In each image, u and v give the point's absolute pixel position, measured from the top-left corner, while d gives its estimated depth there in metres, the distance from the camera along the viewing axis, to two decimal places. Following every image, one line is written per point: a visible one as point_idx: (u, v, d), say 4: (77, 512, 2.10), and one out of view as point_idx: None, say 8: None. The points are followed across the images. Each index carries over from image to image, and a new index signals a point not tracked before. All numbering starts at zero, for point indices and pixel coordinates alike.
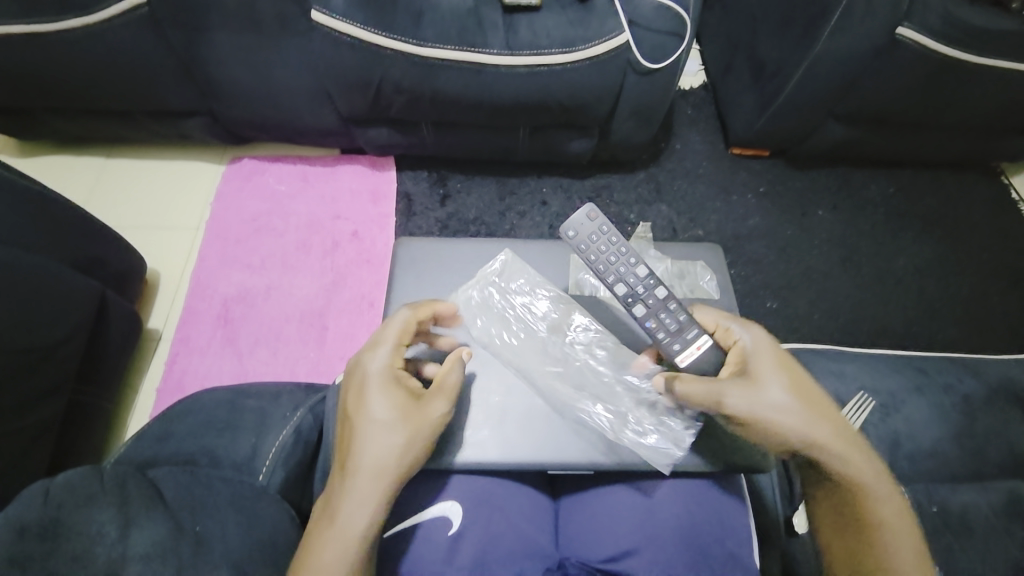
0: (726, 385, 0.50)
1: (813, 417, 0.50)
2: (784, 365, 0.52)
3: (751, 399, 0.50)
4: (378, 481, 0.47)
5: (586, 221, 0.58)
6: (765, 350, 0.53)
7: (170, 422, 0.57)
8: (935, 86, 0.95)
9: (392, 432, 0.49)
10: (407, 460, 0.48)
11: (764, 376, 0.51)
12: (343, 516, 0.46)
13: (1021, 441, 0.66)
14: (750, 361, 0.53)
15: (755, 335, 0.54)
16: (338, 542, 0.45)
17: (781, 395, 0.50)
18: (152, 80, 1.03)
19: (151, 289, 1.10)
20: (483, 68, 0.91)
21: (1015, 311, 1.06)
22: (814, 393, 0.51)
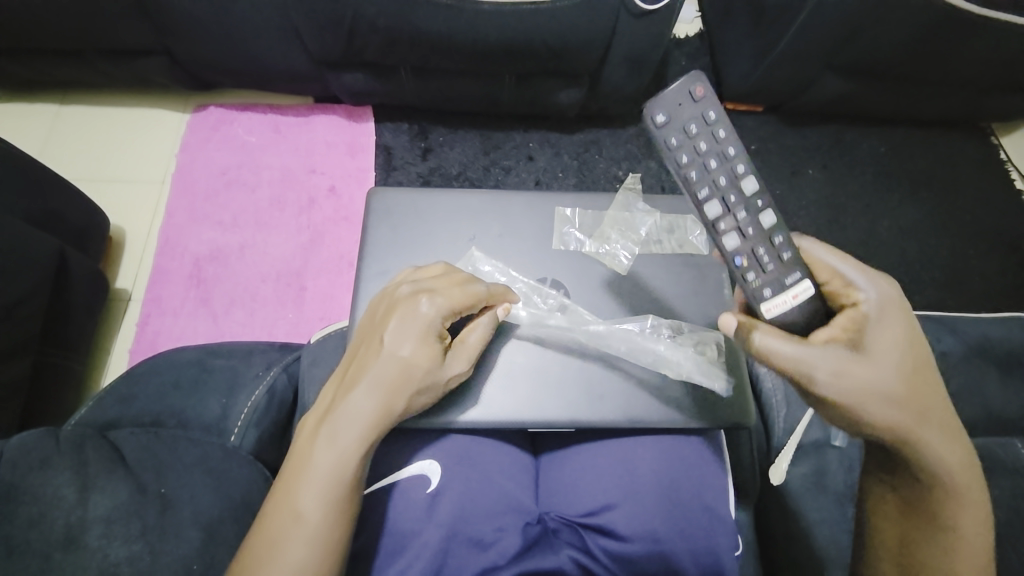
0: (826, 356, 0.43)
1: (922, 400, 0.44)
2: (903, 340, 0.44)
3: (857, 373, 0.43)
4: (375, 412, 0.46)
5: (686, 99, 0.50)
6: (886, 318, 0.45)
7: (135, 383, 0.54)
8: (939, 36, 0.91)
9: (389, 364, 0.47)
10: (405, 391, 0.47)
11: (878, 354, 0.44)
12: (332, 447, 0.44)
13: (992, 398, 0.67)
14: (865, 330, 0.45)
15: (881, 297, 0.45)
16: (328, 471, 0.44)
17: (891, 376, 0.43)
18: (100, 14, 0.94)
19: (115, 247, 1.04)
20: (464, 6, 0.84)
21: (994, 273, 1.07)
22: (928, 375, 0.44)
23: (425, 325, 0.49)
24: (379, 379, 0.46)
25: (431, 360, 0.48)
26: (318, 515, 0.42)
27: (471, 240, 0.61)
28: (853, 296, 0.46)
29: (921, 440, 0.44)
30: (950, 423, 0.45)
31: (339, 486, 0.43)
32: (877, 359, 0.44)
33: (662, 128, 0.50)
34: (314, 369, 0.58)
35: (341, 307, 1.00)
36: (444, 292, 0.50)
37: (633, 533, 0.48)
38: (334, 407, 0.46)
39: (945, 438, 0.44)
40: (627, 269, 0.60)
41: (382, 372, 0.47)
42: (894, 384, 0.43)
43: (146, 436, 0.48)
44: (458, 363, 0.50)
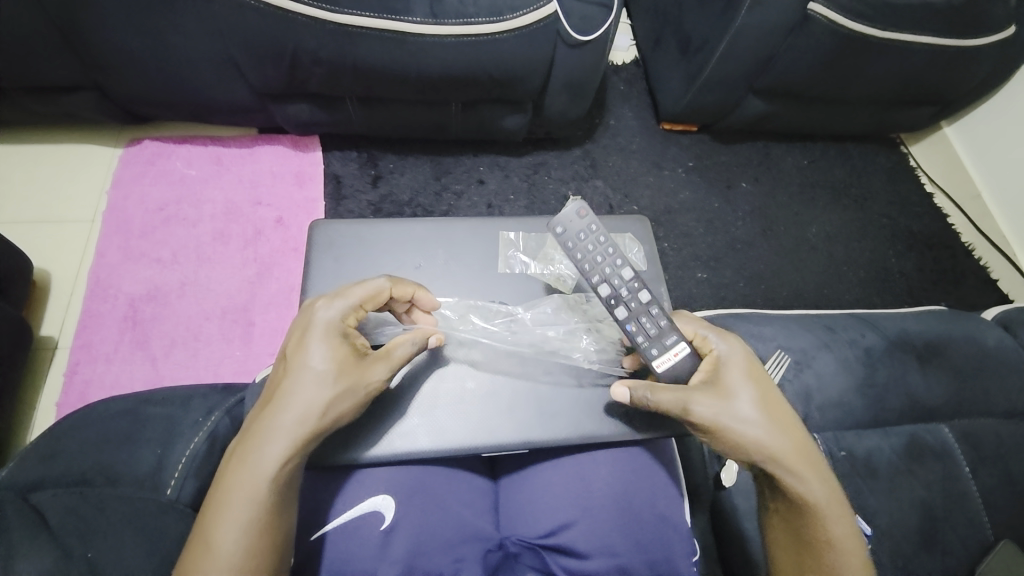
0: (692, 393, 0.50)
1: (780, 431, 0.49)
2: (754, 380, 0.51)
3: (717, 408, 0.49)
4: (293, 424, 0.44)
5: (575, 217, 0.58)
6: (740, 361, 0.52)
7: (58, 439, 0.50)
8: (842, 61, 1.01)
9: (303, 373, 0.46)
10: (323, 396, 0.45)
11: (733, 388, 0.50)
12: (247, 467, 0.42)
13: (914, 388, 0.73)
14: (722, 371, 0.52)
15: (731, 346, 0.53)
16: (245, 493, 0.41)
17: (747, 407, 0.49)
18: (19, 49, 0.89)
19: (39, 292, 0.97)
20: (407, 38, 0.85)
21: (911, 270, 1.17)
22: (779, 409, 0.50)
23: (332, 327, 0.48)
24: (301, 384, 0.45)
25: (347, 364, 0.47)
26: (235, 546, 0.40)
27: (417, 268, 0.62)
28: (711, 347, 0.54)
29: (787, 469, 0.48)
30: (807, 448, 0.49)
31: (258, 510, 0.41)
32: (733, 394, 0.50)
33: (563, 236, 0.58)
34: None
35: None
36: (348, 295, 0.50)
37: (592, 550, 0.49)
38: (252, 428, 0.44)
39: (805, 463, 0.48)
40: (572, 288, 0.62)
41: (299, 396, 0.45)
42: (753, 416, 0.49)
43: (73, 496, 0.44)
44: (378, 368, 0.49)
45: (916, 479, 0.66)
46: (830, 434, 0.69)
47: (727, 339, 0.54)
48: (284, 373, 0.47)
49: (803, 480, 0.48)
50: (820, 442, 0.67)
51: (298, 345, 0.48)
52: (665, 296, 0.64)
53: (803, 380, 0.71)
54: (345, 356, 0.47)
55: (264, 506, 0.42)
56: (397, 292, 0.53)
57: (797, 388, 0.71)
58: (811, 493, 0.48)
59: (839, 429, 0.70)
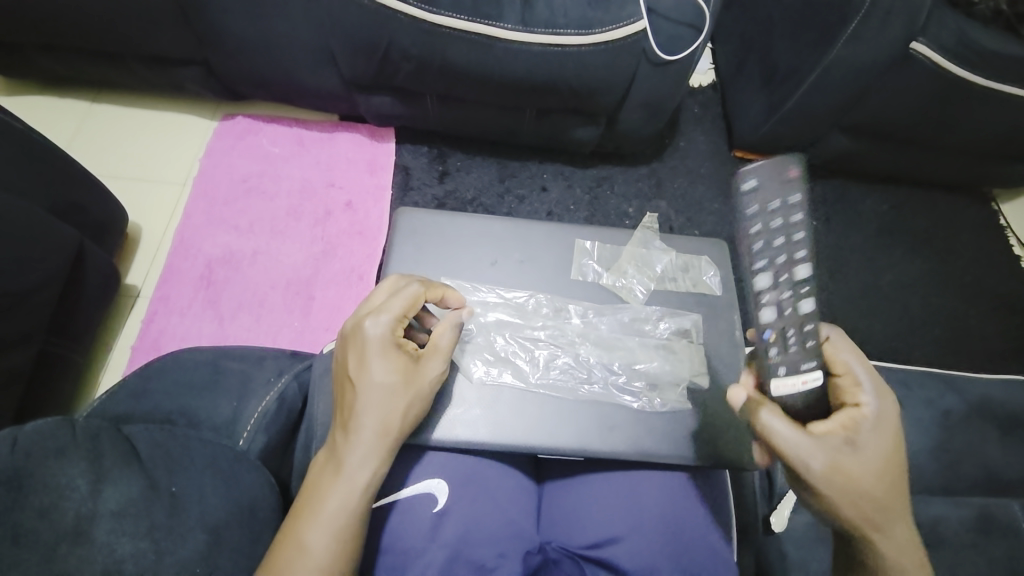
0: (818, 449, 0.44)
1: (899, 505, 0.44)
2: (893, 456, 0.45)
3: (843, 476, 0.44)
4: (368, 441, 0.48)
5: (778, 180, 0.51)
6: (883, 424, 0.46)
7: (148, 378, 0.55)
8: (940, 105, 0.96)
9: (371, 390, 0.49)
10: (392, 408, 0.49)
11: (866, 454, 0.44)
12: (340, 484, 0.46)
13: (991, 459, 0.68)
14: (863, 433, 0.45)
15: (882, 408, 0.46)
16: (331, 505, 0.46)
17: (877, 478, 0.44)
18: (147, 24, 0.98)
19: (131, 243, 1.06)
20: (496, 43, 0.88)
21: (992, 335, 1.09)
22: (903, 489, 0.45)
23: (383, 343, 0.51)
24: (370, 399, 0.49)
25: (405, 375, 0.50)
26: (331, 551, 0.44)
27: (492, 264, 0.64)
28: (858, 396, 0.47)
29: (886, 538, 0.44)
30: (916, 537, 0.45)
31: (345, 522, 0.45)
32: (866, 460, 0.44)
33: (749, 196, 0.51)
34: (324, 378, 0.58)
35: None
36: (391, 308, 0.52)
37: (636, 569, 0.50)
38: (338, 450, 0.48)
39: (908, 551, 0.45)
40: (642, 303, 0.63)
41: (376, 411, 0.49)
42: (876, 492, 0.44)
43: (159, 433, 0.48)
44: (431, 370, 0.52)
45: (978, 553, 0.61)
46: None
47: (883, 397, 0.47)
48: (349, 395, 0.50)
49: (901, 550, 0.45)
50: None
51: (356, 367, 0.50)
52: (738, 325, 0.63)
53: None
54: (403, 366, 0.51)
55: (349, 520, 0.46)
56: (431, 296, 0.56)
57: None
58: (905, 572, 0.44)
59: (902, 490, 0.66)
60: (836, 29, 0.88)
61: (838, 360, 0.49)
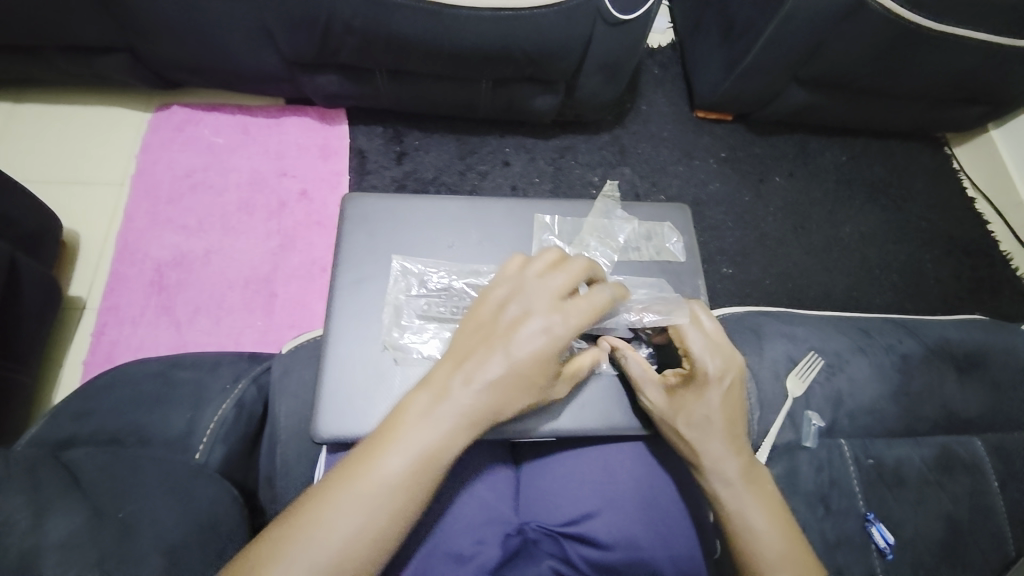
0: (648, 386, 0.53)
1: (717, 443, 0.51)
2: (716, 406, 0.52)
3: (666, 411, 0.53)
4: (465, 416, 0.45)
5: None
6: (707, 385, 0.51)
7: (92, 398, 0.52)
8: (894, 52, 0.95)
9: (494, 365, 0.46)
10: (505, 405, 0.46)
11: (683, 403, 0.52)
12: (386, 477, 0.42)
13: (949, 398, 0.71)
14: (685, 386, 0.52)
15: (715, 369, 0.52)
16: (391, 486, 0.42)
17: (687, 414, 0.52)
18: (55, 8, 0.89)
19: (70, 252, 0.99)
20: (442, 10, 0.83)
21: (947, 277, 1.12)
22: (725, 429, 0.51)
23: (549, 332, 0.47)
24: (475, 397, 0.45)
25: (544, 365, 0.47)
26: (360, 534, 0.40)
27: (449, 247, 0.62)
28: (698, 359, 0.52)
29: (713, 471, 0.51)
30: (743, 474, 0.51)
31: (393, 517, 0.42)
32: (684, 405, 0.52)
33: None
34: (284, 379, 0.57)
35: (314, 315, 0.97)
36: (561, 284, 0.50)
37: (614, 540, 0.50)
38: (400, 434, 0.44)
39: (734, 487, 0.50)
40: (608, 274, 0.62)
41: (468, 407, 0.45)
42: (694, 432, 0.51)
43: (104, 456, 0.46)
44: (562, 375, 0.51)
45: (943, 492, 0.64)
46: (859, 441, 0.67)
47: (717, 360, 0.52)
48: (452, 376, 0.46)
49: (724, 475, 0.50)
50: (848, 448, 0.65)
51: (487, 353, 0.47)
52: (702, 289, 0.63)
53: (835, 384, 0.69)
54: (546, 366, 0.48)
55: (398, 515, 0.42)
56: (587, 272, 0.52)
57: (827, 391, 0.69)
58: (722, 494, 0.50)
59: (868, 435, 0.68)
60: None
61: (681, 333, 0.53)
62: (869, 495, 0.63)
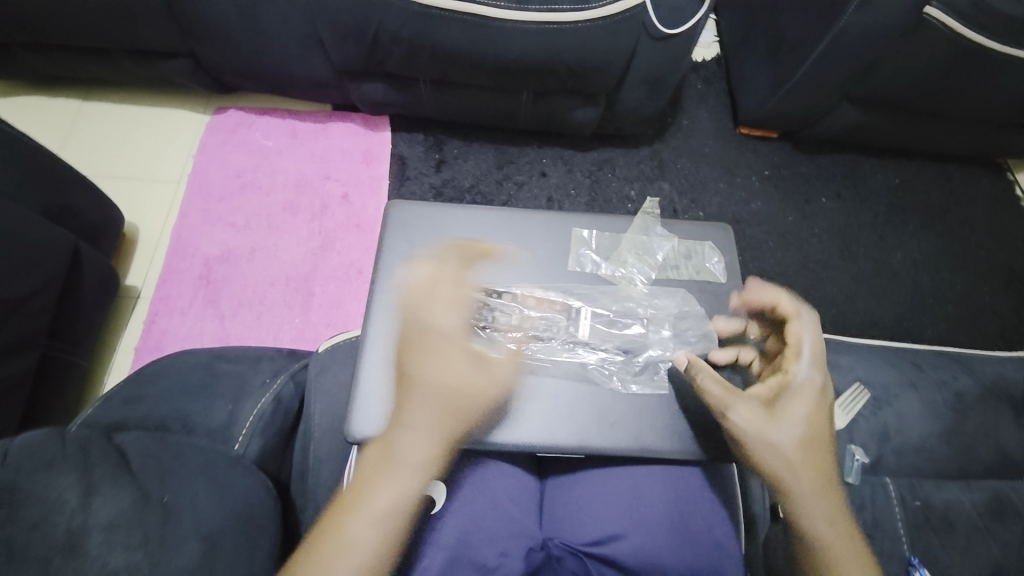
0: (740, 403, 0.52)
1: (813, 458, 0.50)
2: (812, 413, 0.51)
3: (760, 427, 0.51)
4: (445, 412, 0.51)
5: None
6: (806, 394, 0.52)
7: (143, 385, 0.55)
8: (956, 72, 0.91)
9: (433, 387, 0.51)
10: (470, 400, 0.52)
11: (782, 412, 0.51)
12: (394, 468, 0.48)
13: (1007, 442, 0.66)
14: (782, 394, 0.52)
15: (811, 375, 0.52)
16: (387, 503, 0.47)
17: (789, 424, 0.51)
18: (130, 17, 0.95)
19: (129, 243, 1.05)
20: (488, 22, 0.84)
21: (1007, 311, 1.05)
22: (819, 439, 0.51)
23: (444, 336, 0.53)
24: (450, 391, 0.51)
25: (465, 368, 0.52)
26: (380, 522, 0.46)
27: (486, 258, 0.62)
28: (795, 365, 0.53)
29: (800, 490, 0.49)
30: (829, 488, 0.50)
31: (393, 529, 0.46)
32: (780, 416, 0.51)
33: None
34: (321, 379, 0.59)
35: (348, 315, 0.99)
36: (429, 293, 0.56)
37: (641, 566, 0.48)
38: (394, 430, 0.50)
39: (822, 502, 0.49)
40: (644, 293, 0.62)
41: (444, 403, 0.51)
42: (790, 444, 0.50)
43: (151, 442, 0.48)
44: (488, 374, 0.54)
45: (993, 539, 0.59)
46: (905, 480, 0.63)
47: (811, 368, 0.53)
48: (430, 374, 0.52)
49: (824, 511, 0.49)
50: (892, 487, 0.62)
51: (438, 351, 0.53)
52: None
53: (880, 419, 0.66)
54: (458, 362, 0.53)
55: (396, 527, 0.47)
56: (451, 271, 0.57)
57: (871, 426, 0.65)
58: (825, 530, 0.48)
59: (915, 476, 0.64)
60: None
61: (794, 334, 0.54)
62: (913, 540, 0.59)
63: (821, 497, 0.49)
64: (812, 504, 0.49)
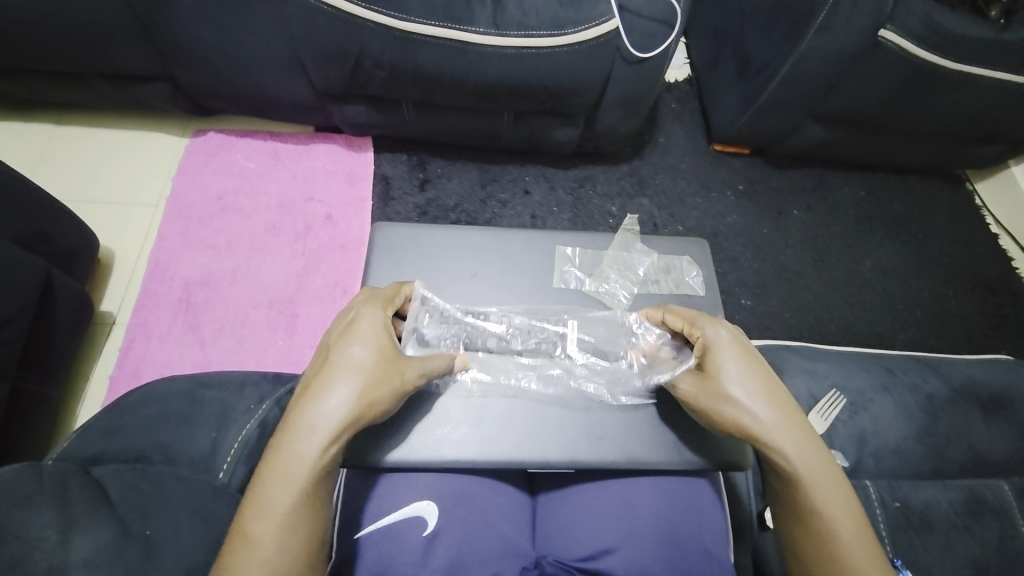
0: (676, 378, 0.55)
1: (763, 405, 0.50)
2: (743, 360, 0.52)
3: (700, 391, 0.53)
4: (340, 402, 0.46)
5: None
6: (728, 343, 0.53)
7: (122, 414, 0.54)
8: (911, 91, 0.97)
9: (337, 369, 0.47)
10: (372, 386, 0.47)
11: (716, 370, 0.52)
12: (292, 464, 0.43)
13: (979, 441, 0.68)
14: (708, 355, 0.54)
15: (720, 329, 0.54)
16: (285, 483, 0.43)
17: (727, 383, 0.52)
18: (107, 43, 0.95)
19: (104, 268, 1.03)
20: (468, 47, 0.87)
21: (972, 314, 1.10)
22: (769, 385, 0.52)
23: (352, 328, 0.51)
24: (346, 375, 0.47)
25: (375, 357, 0.49)
26: (281, 519, 0.42)
27: (472, 276, 0.63)
28: (700, 326, 0.56)
29: (766, 438, 0.49)
30: (792, 425, 0.50)
31: (299, 516, 0.43)
32: (715, 376, 0.52)
33: None
34: None
35: None
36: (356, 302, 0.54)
37: None
38: (288, 423, 0.45)
39: (790, 442, 0.49)
40: (627, 308, 0.64)
41: (339, 390, 0.46)
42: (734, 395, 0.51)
43: (132, 474, 0.47)
44: (413, 369, 0.51)
45: (972, 537, 0.61)
46: (886, 482, 0.65)
47: (715, 323, 0.55)
48: (321, 366, 0.49)
49: (789, 438, 0.49)
50: (874, 490, 0.63)
51: (336, 340, 0.50)
52: None
53: (859, 423, 0.68)
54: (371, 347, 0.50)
55: (297, 509, 0.43)
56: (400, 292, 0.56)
57: (851, 431, 0.67)
58: (793, 459, 0.48)
59: (895, 478, 0.66)
60: (806, 21, 0.89)
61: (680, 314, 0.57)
62: (896, 540, 0.60)
63: (786, 438, 0.49)
64: (779, 449, 0.49)
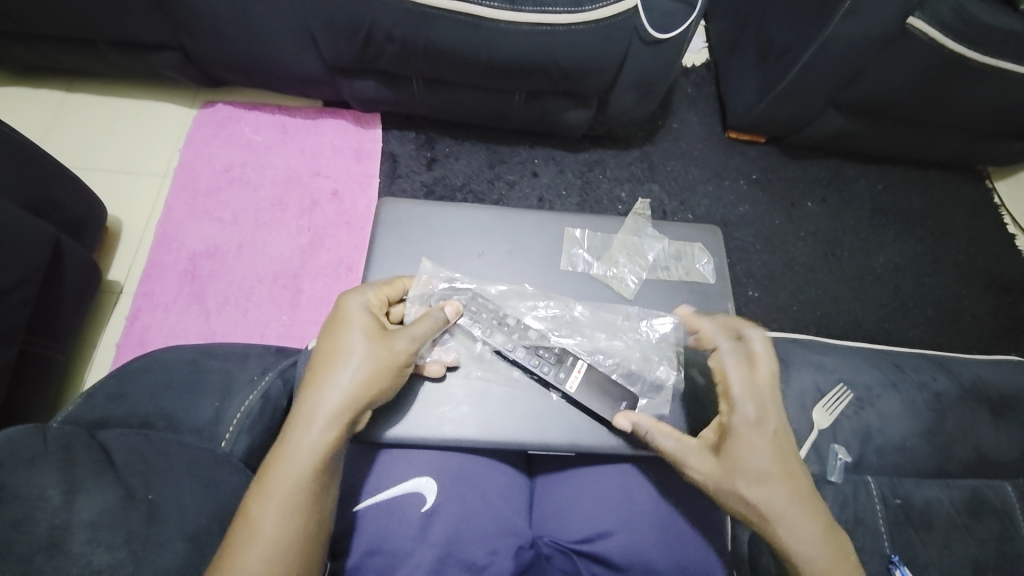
0: (688, 451, 0.51)
1: (780, 498, 0.47)
2: (772, 446, 0.49)
3: (714, 472, 0.50)
4: (342, 392, 0.48)
5: None
6: (754, 432, 0.49)
7: (127, 380, 0.54)
8: (937, 82, 0.94)
9: (339, 356, 0.49)
10: (363, 377, 0.49)
11: (737, 456, 0.49)
12: (296, 452, 0.46)
13: (983, 441, 0.68)
14: (731, 437, 0.50)
15: (753, 409, 0.50)
16: (287, 470, 0.45)
17: (750, 465, 0.48)
18: (117, 9, 0.93)
19: (111, 237, 1.03)
20: (482, 23, 0.84)
21: (983, 314, 1.08)
22: (795, 477, 0.48)
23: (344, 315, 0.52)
24: (345, 363, 0.49)
25: (366, 346, 0.50)
26: (278, 511, 0.44)
27: (479, 256, 0.63)
28: (736, 399, 0.50)
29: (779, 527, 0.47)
30: (814, 522, 0.47)
31: (297, 502, 0.44)
32: (736, 462, 0.49)
33: None
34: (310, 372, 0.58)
35: None
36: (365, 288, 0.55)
37: (627, 562, 0.50)
38: (299, 413, 0.48)
39: (803, 537, 0.46)
40: (635, 294, 0.62)
41: (338, 382, 0.48)
42: (751, 483, 0.48)
43: (137, 438, 0.48)
44: (402, 340, 0.51)
45: (972, 536, 0.61)
46: (887, 479, 0.65)
47: (752, 398, 0.50)
48: (325, 361, 0.50)
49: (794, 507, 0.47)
50: (875, 486, 0.63)
51: (335, 332, 0.51)
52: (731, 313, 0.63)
53: (863, 419, 0.67)
54: (370, 331, 0.51)
55: (300, 494, 0.45)
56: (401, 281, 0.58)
57: (854, 425, 0.67)
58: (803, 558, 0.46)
59: (895, 474, 0.66)
60: (831, 5, 0.85)
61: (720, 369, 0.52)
62: (894, 536, 0.61)
63: (799, 532, 0.47)
64: (790, 545, 0.47)
